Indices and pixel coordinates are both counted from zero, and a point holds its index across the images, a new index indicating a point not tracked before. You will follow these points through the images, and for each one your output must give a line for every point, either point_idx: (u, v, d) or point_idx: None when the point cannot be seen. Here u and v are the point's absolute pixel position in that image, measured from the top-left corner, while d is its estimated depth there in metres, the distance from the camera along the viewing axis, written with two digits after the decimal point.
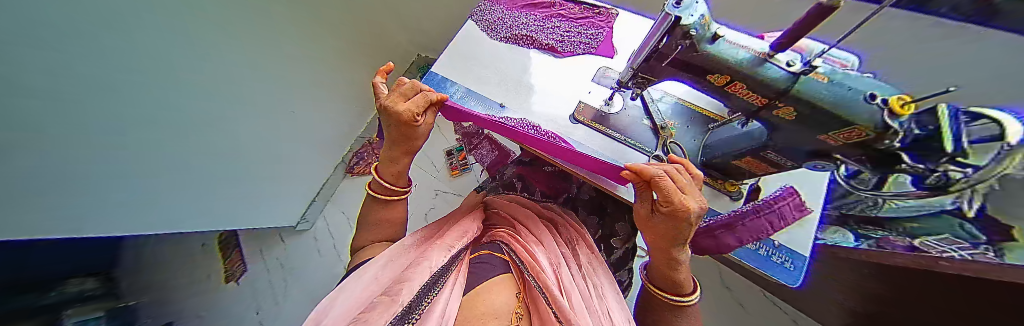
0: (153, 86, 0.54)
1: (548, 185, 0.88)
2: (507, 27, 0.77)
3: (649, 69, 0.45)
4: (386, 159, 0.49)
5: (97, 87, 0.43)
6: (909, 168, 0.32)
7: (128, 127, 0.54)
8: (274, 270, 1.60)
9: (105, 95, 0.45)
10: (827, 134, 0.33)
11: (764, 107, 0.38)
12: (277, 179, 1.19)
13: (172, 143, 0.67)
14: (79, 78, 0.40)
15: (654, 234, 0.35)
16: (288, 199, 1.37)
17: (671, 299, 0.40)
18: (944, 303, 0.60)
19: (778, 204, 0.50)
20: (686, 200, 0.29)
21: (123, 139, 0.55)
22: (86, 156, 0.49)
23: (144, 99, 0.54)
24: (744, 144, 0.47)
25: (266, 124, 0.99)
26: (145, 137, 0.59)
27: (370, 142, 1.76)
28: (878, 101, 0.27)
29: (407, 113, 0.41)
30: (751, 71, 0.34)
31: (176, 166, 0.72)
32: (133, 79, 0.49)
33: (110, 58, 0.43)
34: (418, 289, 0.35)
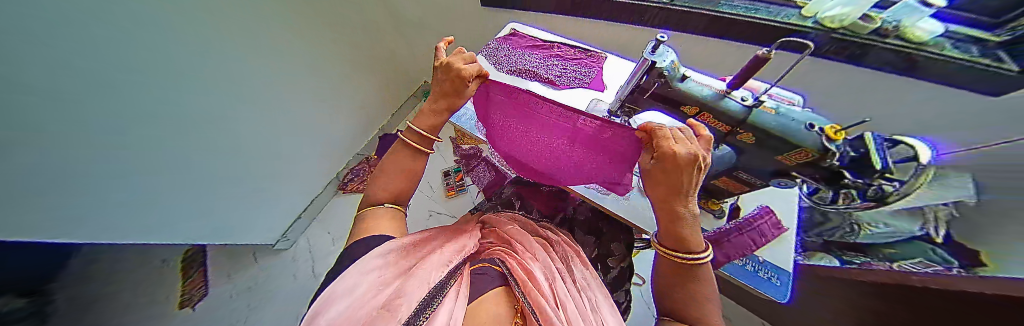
0: (153, 86, 0.61)
1: (546, 204, 0.91)
2: (512, 63, 0.89)
3: (634, 100, 0.53)
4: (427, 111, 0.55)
5: (85, 84, 0.47)
6: (852, 183, 0.38)
7: (127, 126, 0.59)
8: (241, 293, 1.49)
9: (92, 92, 0.49)
10: (782, 155, 0.40)
11: (729, 133, 0.44)
12: (276, 177, 1.25)
13: (174, 141, 0.72)
14: (67, 73, 0.44)
15: (656, 187, 0.35)
16: (275, 213, 1.35)
17: (681, 256, 0.36)
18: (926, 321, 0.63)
19: (758, 223, 0.58)
20: (675, 146, 0.30)
21: (124, 138, 0.59)
22: (87, 155, 0.53)
23: (144, 98, 0.61)
24: (716, 166, 0.53)
25: (264, 125, 1.07)
26: (145, 139, 0.64)
27: (367, 160, 1.83)
28: (817, 129, 0.35)
29: (467, 71, 0.49)
30: (714, 104, 0.41)
31: (175, 169, 0.76)
32: (133, 78, 0.57)
33: (106, 55, 0.50)
34: (417, 304, 0.36)
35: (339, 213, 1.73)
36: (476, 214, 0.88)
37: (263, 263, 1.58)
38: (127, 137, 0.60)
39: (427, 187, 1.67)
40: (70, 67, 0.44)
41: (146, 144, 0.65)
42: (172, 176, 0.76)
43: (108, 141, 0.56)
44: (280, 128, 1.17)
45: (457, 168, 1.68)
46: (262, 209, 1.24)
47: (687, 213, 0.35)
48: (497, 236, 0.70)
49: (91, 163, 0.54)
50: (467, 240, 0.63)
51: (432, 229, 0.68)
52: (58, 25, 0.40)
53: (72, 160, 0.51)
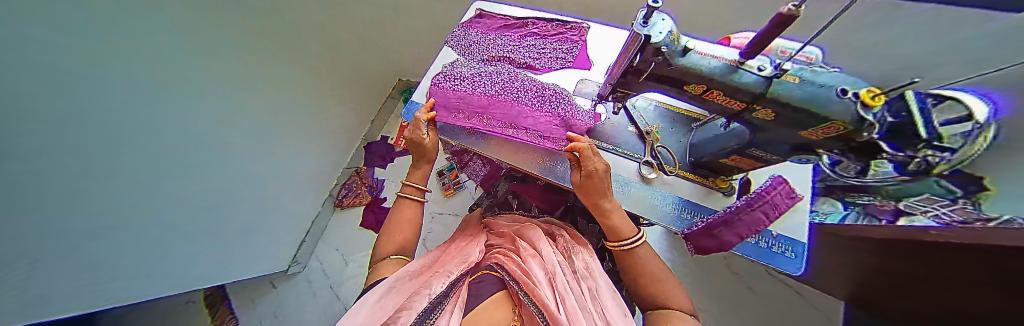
0: (110, 102, 0.48)
1: (544, 199, 0.87)
2: (483, 50, 0.77)
3: (626, 83, 0.44)
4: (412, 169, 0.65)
5: (54, 153, 0.41)
6: (890, 157, 0.33)
7: (85, 150, 0.46)
8: (268, 321, 1.47)
9: (62, 160, 0.42)
10: (807, 130, 0.34)
11: (744, 110, 0.38)
12: (274, 192, 1.13)
13: (164, 189, 0.65)
14: (19, 85, 0.33)
15: (590, 193, 0.49)
16: (285, 241, 1.34)
17: (619, 244, 0.49)
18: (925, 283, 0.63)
19: (771, 195, 0.51)
20: (595, 163, 0.47)
21: (86, 165, 0.47)
22: (64, 216, 0.46)
23: (107, 116, 0.48)
24: (731, 143, 0.47)
25: (257, 150, 0.95)
26: (132, 190, 0.58)
27: (359, 172, 1.68)
28: (851, 96, 0.28)
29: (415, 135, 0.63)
30: (724, 78, 0.34)
31: (174, 217, 0.71)
32: (93, 94, 0.44)
33: (62, 65, 0.39)
34: (418, 316, 0.35)
35: (341, 231, 1.64)
36: (474, 218, 0.83)
37: (280, 287, 1.53)
38: (109, 192, 0.53)
39: None
40: (35, 139, 0.38)
41: (130, 196, 0.58)
42: (172, 226, 0.71)
43: (89, 200, 0.50)
44: (271, 138, 1.03)
45: (450, 166, 1.63)
46: (268, 232, 1.17)
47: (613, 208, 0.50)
48: (503, 237, 0.66)
49: (61, 236, 0.47)
50: (471, 248, 0.59)
51: (435, 250, 0.62)
52: (15, 82, 0.32)
53: (43, 234, 0.44)
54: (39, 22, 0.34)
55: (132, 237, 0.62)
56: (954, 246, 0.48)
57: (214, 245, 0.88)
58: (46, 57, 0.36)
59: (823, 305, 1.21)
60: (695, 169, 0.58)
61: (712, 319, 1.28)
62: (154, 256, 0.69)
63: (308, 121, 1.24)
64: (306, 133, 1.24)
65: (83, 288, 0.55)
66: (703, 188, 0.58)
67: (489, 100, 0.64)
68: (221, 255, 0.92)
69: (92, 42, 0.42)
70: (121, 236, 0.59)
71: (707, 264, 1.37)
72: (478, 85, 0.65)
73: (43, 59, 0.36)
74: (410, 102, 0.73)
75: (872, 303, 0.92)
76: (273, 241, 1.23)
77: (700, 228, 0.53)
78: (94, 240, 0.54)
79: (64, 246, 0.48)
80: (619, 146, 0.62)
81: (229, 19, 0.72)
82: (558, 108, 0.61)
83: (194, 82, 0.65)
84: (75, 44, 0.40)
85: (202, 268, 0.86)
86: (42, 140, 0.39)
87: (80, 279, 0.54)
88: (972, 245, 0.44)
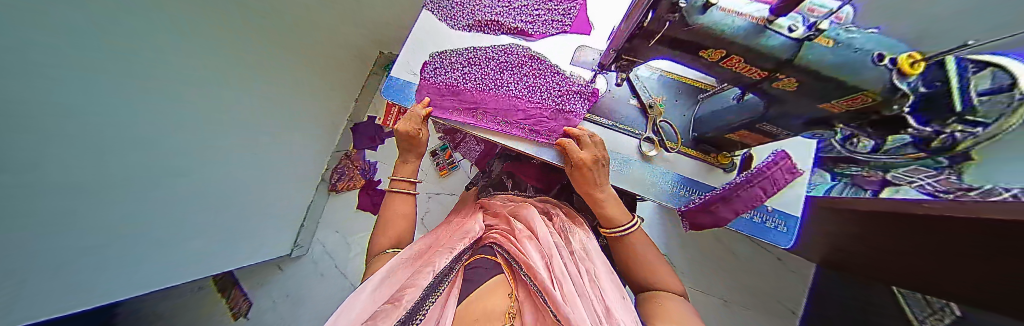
0: (118, 90, 0.43)
1: (539, 178, 0.85)
2: (469, 14, 0.69)
3: (632, 49, 0.38)
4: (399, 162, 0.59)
5: (70, 154, 0.39)
6: (914, 131, 0.31)
7: (89, 147, 0.41)
8: (280, 301, 1.46)
9: (77, 159, 0.40)
10: (829, 103, 0.31)
11: (763, 80, 0.34)
12: (271, 179, 1.07)
13: (166, 186, 0.61)
14: (33, 78, 0.29)
15: (584, 184, 0.49)
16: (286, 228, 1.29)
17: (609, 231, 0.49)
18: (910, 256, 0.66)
19: (771, 171, 0.49)
20: (579, 155, 0.48)
21: (89, 164, 0.42)
22: (69, 222, 0.43)
23: (108, 105, 0.42)
24: (738, 117, 0.45)
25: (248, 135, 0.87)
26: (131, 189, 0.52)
27: (348, 155, 1.59)
28: (887, 63, 0.25)
29: (409, 128, 0.54)
30: (748, 41, 0.29)
31: (176, 214, 0.66)
32: (99, 84, 0.39)
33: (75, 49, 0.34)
34: (424, 289, 0.32)
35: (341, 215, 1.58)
36: (469, 198, 0.81)
37: (286, 269, 1.49)
38: (114, 192, 0.49)
39: None
40: (55, 139, 0.35)
41: (137, 193, 0.54)
42: (178, 219, 0.67)
43: (95, 203, 0.47)
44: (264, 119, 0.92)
45: (443, 145, 1.58)
46: (270, 220, 1.13)
47: (608, 198, 0.50)
48: (498, 218, 0.64)
49: (74, 240, 0.45)
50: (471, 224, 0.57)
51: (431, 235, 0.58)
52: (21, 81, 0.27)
53: (66, 235, 0.42)
54: (43, 23, 0.27)
55: (130, 253, 0.57)
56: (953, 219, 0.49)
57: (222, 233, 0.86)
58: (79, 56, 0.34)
59: (797, 267, 1.31)
60: (697, 144, 0.56)
61: (693, 280, 1.35)
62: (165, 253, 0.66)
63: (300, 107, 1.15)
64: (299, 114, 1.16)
65: (97, 290, 0.53)
66: (703, 165, 0.56)
67: (481, 94, 0.61)
68: (225, 251, 0.89)
69: (115, 38, 0.40)
70: (118, 249, 0.54)
71: (698, 239, 1.41)
72: (468, 80, 0.63)
73: (45, 63, 0.30)
74: (389, 78, 0.65)
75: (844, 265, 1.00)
76: (277, 227, 1.22)
77: (697, 204, 0.52)
78: (104, 248, 0.51)
79: (74, 251, 0.45)
80: (619, 121, 0.58)
81: (229, 18, 0.66)
82: (550, 101, 0.58)
83: (193, 70, 0.60)
84: (108, 46, 0.38)
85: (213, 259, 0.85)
86: (58, 144, 0.36)
87: (95, 279, 0.51)
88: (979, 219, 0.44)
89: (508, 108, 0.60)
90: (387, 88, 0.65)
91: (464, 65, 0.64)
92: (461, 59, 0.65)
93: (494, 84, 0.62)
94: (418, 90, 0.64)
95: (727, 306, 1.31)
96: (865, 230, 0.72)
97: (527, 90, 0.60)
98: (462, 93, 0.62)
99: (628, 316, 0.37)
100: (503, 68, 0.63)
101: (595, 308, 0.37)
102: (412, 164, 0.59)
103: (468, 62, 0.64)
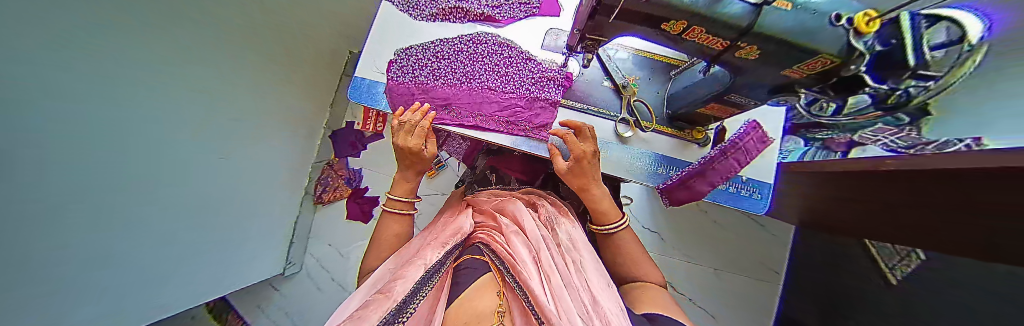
0: (63, 109, 0.37)
1: (522, 169, 0.84)
2: (432, 2, 0.65)
3: (597, 26, 0.36)
4: (399, 179, 0.52)
5: (26, 188, 0.35)
6: (871, 90, 0.31)
7: (38, 172, 0.36)
8: (280, 318, 1.44)
9: (34, 192, 0.36)
10: (790, 69, 0.31)
11: (725, 51, 0.33)
12: (252, 195, 1.01)
13: (122, 208, 0.55)
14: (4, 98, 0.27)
15: (578, 179, 0.48)
16: (272, 245, 1.24)
17: (601, 230, 0.51)
18: (883, 214, 0.69)
19: (742, 142, 0.50)
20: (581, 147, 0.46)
21: (38, 195, 0.37)
22: (27, 256, 0.38)
23: (60, 128, 0.38)
24: (706, 91, 0.44)
25: (222, 148, 0.80)
26: (84, 217, 0.47)
27: (331, 165, 1.52)
28: (844, 23, 0.25)
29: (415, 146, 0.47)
30: (710, 11, 0.27)
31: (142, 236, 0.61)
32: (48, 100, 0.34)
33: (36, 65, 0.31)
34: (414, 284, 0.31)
35: (331, 225, 1.53)
36: (454, 198, 0.79)
37: (283, 288, 1.46)
38: (65, 227, 0.44)
39: None
40: (12, 169, 0.31)
41: (89, 228, 0.49)
42: (140, 242, 0.61)
43: (62, 218, 0.43)
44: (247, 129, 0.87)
45: None
46: (251, 236, 1.07)
47: (601, 194, 0.50)
48: (485, 214, 0.63)
49: (32, 266, 0.40)
50: (461, 219, 0.56)
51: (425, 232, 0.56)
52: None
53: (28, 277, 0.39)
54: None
55: (98, 253, 0.52)
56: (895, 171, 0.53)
57: (199, 253, 0.82)
58: (38, 83, 0.31)
59: (778, 230, 1.39)
60: (672, 122, 0.55)
61: (684, 256, 1.41)
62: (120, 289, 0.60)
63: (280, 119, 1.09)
64: (279, 123, 1.09)
65: (59, 316, 0.47)
66: (679, 141, 0.57)
67: (453, 90, 0.58)
68: (208, 256, 0.86)
69: (77, 57, 0.37)
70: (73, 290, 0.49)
71: (687, 216, 1.44)
72: (436, 77, 0.59)
73: (10, 68, 0.26)
74: (352, 80, 0.60)
75: (815, 224, 1.06)
76: (262, 244, 1.17)
77: (676, 180, 0.53)
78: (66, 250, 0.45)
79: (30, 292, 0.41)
80: (594, 104, 0.57)
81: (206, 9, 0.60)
82: (524, 89, 0.57)
83: (168, 80, 0.55)
84: (66, 67, 0.35)
85: (188, 279, 0.81)
86: (14, 177, 0.32)
87: (60, 317, 0.47)
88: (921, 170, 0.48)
89: (481, 103, 0.57)
90: (355, 90, 0.61)
91: (432, 60, 0.61)
92: (428, 55, 0.61)
93: (466, 78, 0.58)
94: (387, 93, 0.60)
95: (716, 274, 1.38)
96: (836, 192, 0.77)
97: (501, 80, 0.58)
98: (431, 92, 0.58)
99: (613, 304, 0.37)
100: (473, 59, 0.60)
101: (582, 298, 0.37)
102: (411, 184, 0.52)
103: (436, 56, 0.61)
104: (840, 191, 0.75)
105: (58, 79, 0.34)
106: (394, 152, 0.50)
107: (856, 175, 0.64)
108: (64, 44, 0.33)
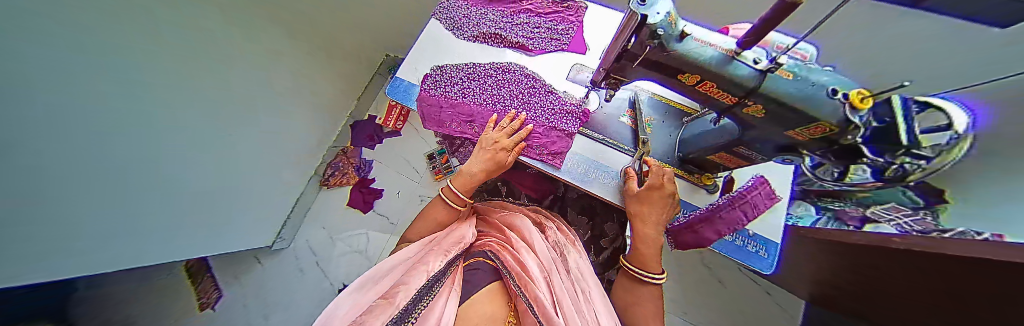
0: (75, 54, 0.39)
1: (533, 188, 0.90)
2: (474, 26, 0.74)
3: (620, 68, 0.42)
4: (464, 174, 0.59)
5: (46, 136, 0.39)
6: (870, 161, 0.34)
7: (55, 113, 0.39)
8: (251, 296, 1.38)
9: (54, 142, 0.40)
10: (794, 130, 0.34)
11: (735, 105, 0.37)
12: (255, 166, 1.04)
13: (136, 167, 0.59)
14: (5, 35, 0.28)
15: (649, 207, 0.50)
16: (267, 219, 1.25)
17: (647, 277, 0.50)
18: (888, 298, 0.66)
19: (751, 195, 0.53)
20: (664, 184, 0.49)
21: (59, 130, 0.40)
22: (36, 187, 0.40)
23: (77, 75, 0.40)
24: (719, 139, 0.47)
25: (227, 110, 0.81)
26: (106, 158, 0.50)
27: (344, 151, 1.59)
28: (841, 96, 0.27)
29: (507, 144, 0.57)
30: (719, 70, 0.32)
31: (157, 211, 0.68)
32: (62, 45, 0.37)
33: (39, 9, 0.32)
34: (415, 294, 0.34)
35: (329, 210, 1.54)
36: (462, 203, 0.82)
37: (265, 263, 1.44)
38: (79, 187, 0.48)
39: (411, 172, 1.59)
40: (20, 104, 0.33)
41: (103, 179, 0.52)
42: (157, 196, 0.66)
43: (83, 165, 0.47)
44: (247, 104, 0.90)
45: (440, 150, 1.58)
46: (251, 207, 1.09)
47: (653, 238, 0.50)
48: (491, 226, 0.65)
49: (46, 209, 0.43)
50: (465, 227, 0.58)
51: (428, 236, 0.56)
52: None
53: (39, 233, 0.44)
54: None
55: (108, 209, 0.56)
56: (903, 252, 0.52)
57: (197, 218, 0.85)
58: (59, 59, 0.37)
59: (788, 304, 1.29)
60: (683, 165, 0.58)
61: (686, 313, 1.32)
62: (133, 241, 0.65)
63: (290, 107, 1.16)
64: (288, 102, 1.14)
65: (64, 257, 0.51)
66: (689, 185, 0.58)
67: (478, 106, 0.65)
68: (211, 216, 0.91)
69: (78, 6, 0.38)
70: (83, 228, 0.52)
71: (688, 266, 1.38)
72: (465, 92, 0.67)
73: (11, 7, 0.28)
74: (395, 79, 0.69)
75: (821, 298, 0.99)
76: (261, 218, 1.20)
77: (684, 224, 0.55)
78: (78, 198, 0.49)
79: (42, 239, 0.45)
80: (610, 136, 0.61)
81: None
82: (543, 118, 0.62)
83: (172, 48, 0.57)
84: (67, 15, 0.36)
85: (195, 233, 0.84)
86: (28, 119, 0.35)
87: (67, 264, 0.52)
88: (920, 251, 0.48)
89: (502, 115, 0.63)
90: (393, 88, 0.69)
91: (464, 79, 0.68)
92: (462, 74, 0.69)
93: (490, 99, 0.65)
94: (419, 99, 0.67)
95: None
96: (838, 266, 0.74)
97: (523, 101, 0.64)
98: (461, 101, 0.66)
99: None
100: (499, 84, 0.67)
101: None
102: (470, 175, 0.58)
103: (468, 77, 0.68)
104: (844, 268, 0.73)
105: (66, 48, 0.37)
106: (479, 144, 0.60)
107: (858, 248, 0.63)
108: (74, 38, 0.38)
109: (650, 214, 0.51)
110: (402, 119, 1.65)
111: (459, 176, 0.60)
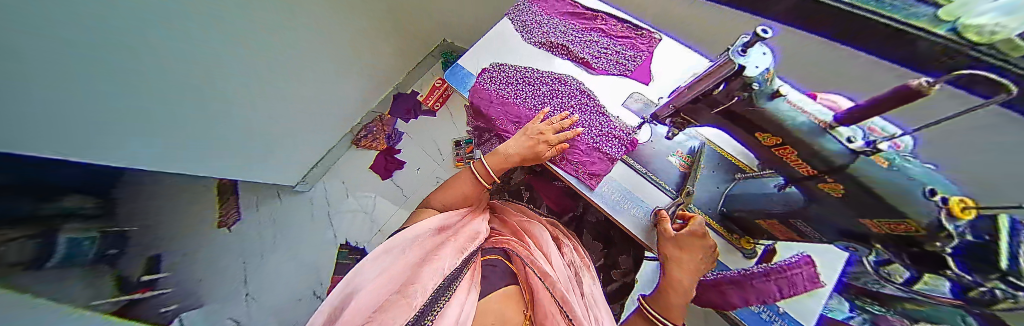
0: None
1: (556, 200, 0.91)
2: (543, 33, 0.75)
3: (693, 110, 0.43)
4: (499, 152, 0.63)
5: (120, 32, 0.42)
6: (953, 275, 0.30)
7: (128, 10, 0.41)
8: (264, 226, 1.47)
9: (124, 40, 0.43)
10: (870, 220, 0.32)
11: (810, 177, 0.35)
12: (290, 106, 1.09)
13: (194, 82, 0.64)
14: None
15: (688, 255, 0.50)
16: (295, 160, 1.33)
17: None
18: None
19: (792, 271, 0.52)
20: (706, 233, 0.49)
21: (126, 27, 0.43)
22: (107, 77, 0.44)
23: None
24: (777, 206, 0.45)
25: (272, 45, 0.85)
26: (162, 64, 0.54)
27: (381, 117, 1.67)
28: (939, 199, 0.23)
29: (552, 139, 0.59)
30: (808, 139, 0.31)
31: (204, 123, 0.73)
32: None
33: None
34: (431, 295, 0.37)
35: (352, 167, 1.63)
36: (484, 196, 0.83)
37: (283, 199, 1.53)
38: (144, 87, 0.52)
39: (435, 152, 1.64)
40: None
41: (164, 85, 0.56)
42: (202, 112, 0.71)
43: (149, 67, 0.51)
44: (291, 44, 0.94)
45: (467, 139, 1.63)
46: (282, 144, 1.16)
47: (682, 288, 0.50)
48: (506, 227, 0.65)
49: (111, 99, 0.48)
50: (474, 223, 0.58)
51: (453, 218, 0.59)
52: None
53: (103, 117, 0.48)
54: None
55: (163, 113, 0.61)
56: None
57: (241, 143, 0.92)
58: None
59: None
60: (725, 221, 0.56)
61: None
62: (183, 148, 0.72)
63: (338, 64, 1.23)
64: (335, 54, 1.19)
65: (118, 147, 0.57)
66: (725, 243, 0.57)
67: (527, 100, 0.69)
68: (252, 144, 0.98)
69: None
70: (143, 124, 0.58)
71: None
72: (517, 84, 0.70)
73: None
74: (455, 65, 0.74)
75: None
76: (290, 157, 1.27)
77: (711, 282, 0.57)
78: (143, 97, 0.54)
79: (106, 126, 0.50)
80: (653, 172, 0.60)
81: None
82: (589, 137, 0.62)
83: None
84: None
85: (231, 157, 0.90)
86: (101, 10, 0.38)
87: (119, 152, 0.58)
88: None
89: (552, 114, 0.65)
90: (452, 73, 0.74)
91: (518, 81, 0.71)
92: (518, 74, 0.72)
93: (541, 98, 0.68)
94: (473, 88, 0.72)
95: None
96: None
97: (573, 104, 0.66)
98: (512, 91, 0.70)
99: None
100: (551, 91, 0.69)
101: None
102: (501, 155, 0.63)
103: (524, 79, 0.71)
104: None
105: None
106: (524, 129, 0.63)
107: None
108: (81, 39, 0.37)
109: (688, 261, 0.50)
110: (441, 101, 1.71)
111: (494, 154, 0.64)
